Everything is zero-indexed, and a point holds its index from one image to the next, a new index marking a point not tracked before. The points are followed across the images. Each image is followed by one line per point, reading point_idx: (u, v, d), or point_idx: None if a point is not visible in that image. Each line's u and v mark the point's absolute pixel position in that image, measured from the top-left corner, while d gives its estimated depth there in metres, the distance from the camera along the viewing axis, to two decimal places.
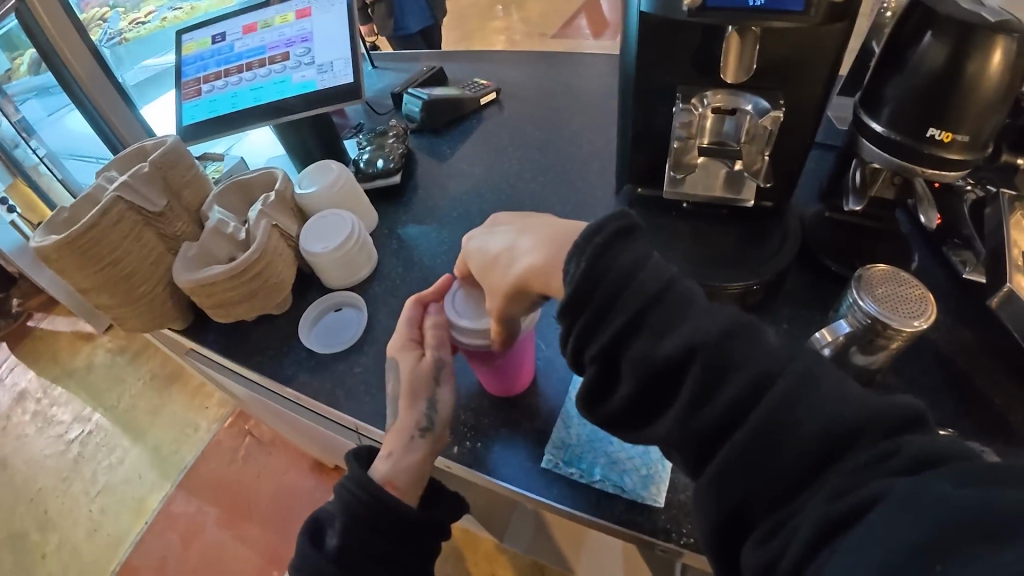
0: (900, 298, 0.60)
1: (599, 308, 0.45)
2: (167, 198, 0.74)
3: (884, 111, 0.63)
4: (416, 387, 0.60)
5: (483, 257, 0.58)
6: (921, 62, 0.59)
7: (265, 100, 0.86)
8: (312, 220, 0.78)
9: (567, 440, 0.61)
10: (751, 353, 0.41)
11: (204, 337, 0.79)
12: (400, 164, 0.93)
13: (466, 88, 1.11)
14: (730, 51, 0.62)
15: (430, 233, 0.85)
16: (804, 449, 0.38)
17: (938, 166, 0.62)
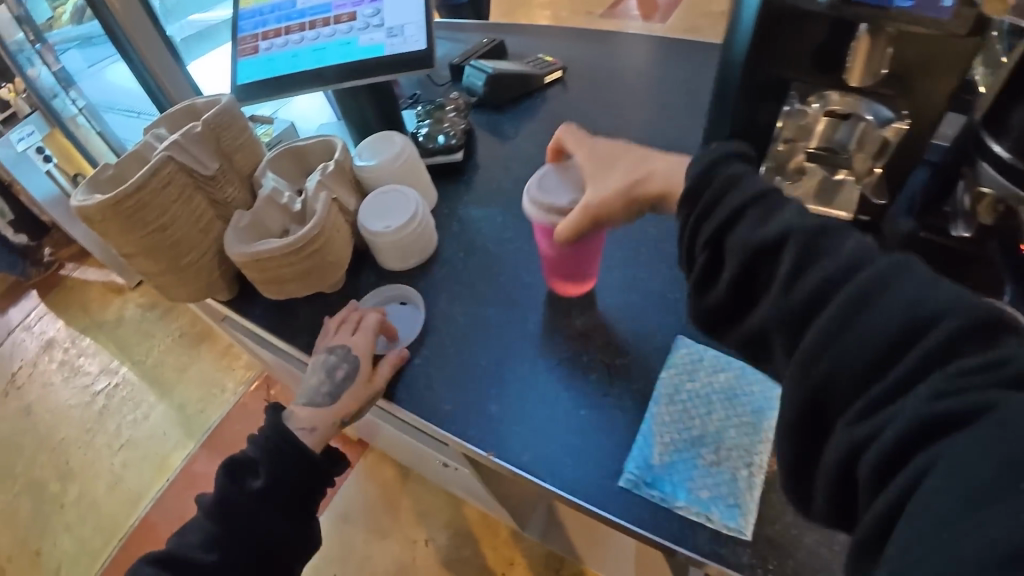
0: None
1: (704, 206, 0.46)
2: (219, 161, 0.69)
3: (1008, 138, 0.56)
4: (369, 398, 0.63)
5: (602, 159, 0.57)
6: None
7: (328, 62, 0.81)
8: (371, 195, 0.72)
9: (650, 460, 0.56)
10: (847, 246, 0.40)
11: (251, 311, 0.74)
12: (462, 141, 0.87)
13: (530, 65, 1.05)
14: (858, 51, 0.55)
15: (494, 217, 0.79)
16: (889, 348, 0.36)
17: None
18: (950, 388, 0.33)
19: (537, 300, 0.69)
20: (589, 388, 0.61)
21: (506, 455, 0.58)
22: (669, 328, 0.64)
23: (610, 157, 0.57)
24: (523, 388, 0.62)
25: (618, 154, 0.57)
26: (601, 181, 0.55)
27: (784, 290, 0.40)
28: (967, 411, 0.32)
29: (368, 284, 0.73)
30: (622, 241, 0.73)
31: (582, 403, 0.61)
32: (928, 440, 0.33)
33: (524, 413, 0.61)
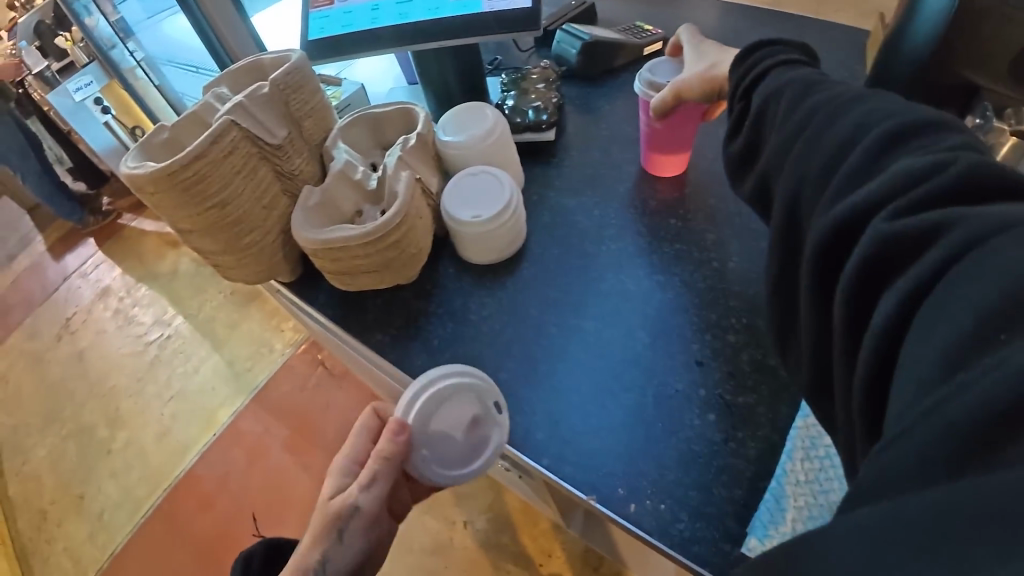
0: None
1: (740, 66, 0.52)
2: (288, 128, 0.60)
3: None
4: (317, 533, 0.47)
5: (704, 48, 0.61)
6: None
7: (413, 18, 0.71)
8: (459, 177, 0.62)
9: (783, 527, 0.45)
10: (839, 86, 0.42)
11: (315, 297, 0.66)
12: (554, 118, 0.77)
13: (629, 33, 0.93)
14: None
15: (590, 208, 0.69)
16: (843, 162, 0.37)
17: None
18: (913, 202, 0.32)
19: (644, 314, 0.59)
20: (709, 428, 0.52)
21: (605, 498, 0.49)
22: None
23: (712, 48, 0.61)
24: (626, 417, 0.53)
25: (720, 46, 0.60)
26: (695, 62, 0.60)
27: (780, 125, 0.44)
28: (928, 227, 0.30)
29: (447, 279, 0.64)
30: (745, 251, 0.62)
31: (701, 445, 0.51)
32: (891, 258, 0.32)
33: (627, 448, 0.51)
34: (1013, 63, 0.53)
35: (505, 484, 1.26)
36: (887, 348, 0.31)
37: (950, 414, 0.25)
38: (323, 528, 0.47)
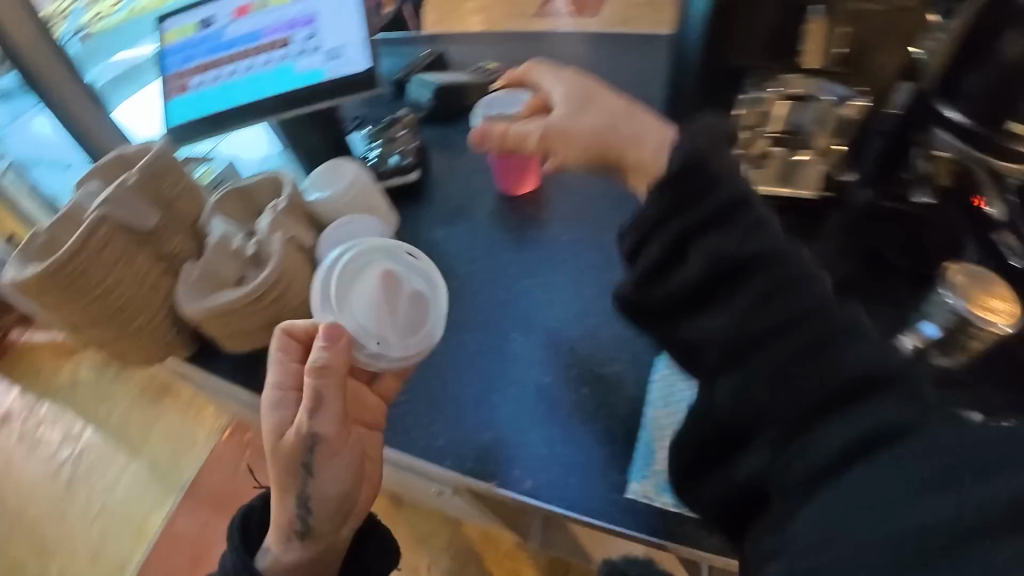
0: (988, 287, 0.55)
1: (674, 184, 0.48)
2: (160, 211, 0.64)
3: (962, 100, 0.57)
4: (284, 483, 0.55)
5: (585, 109, 0.62)
6: (1004, 50, 0.52)
7: (266, 93, 0.76)
8: (328, 230, 0.68)
9: (656, 466, 0.53)
10: (764, 234, 0.46)
11: (216, 366, 0.69)
12: (417, 160, 0.83)
13: (477, 74, 1.01)
14: (813, 35, 0.57)
15: (459, 235, 0.76)
16: (808, 384, 0.41)
17: (1010, 159, 0.56)
18: (838, 399, 0.40)
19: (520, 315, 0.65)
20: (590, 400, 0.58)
21: (507, 481, 0.55)
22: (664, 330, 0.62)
23: (593, 112, 0.62)
24: (515, 408, 0.59)
25: (603, 109, 0.62)
26: (568, 124, 0.62)
27: (709, 263, 0.47)
28: (883, 437, 0.38)
29: None
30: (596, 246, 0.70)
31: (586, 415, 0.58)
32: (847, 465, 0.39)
33: (520, 436, 0.57)
34: (767, 40, 0.58)
35: (455, 517, 1.29)
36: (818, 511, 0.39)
37: (910, 524, 0.35)
38: (289, 473, 0.54)
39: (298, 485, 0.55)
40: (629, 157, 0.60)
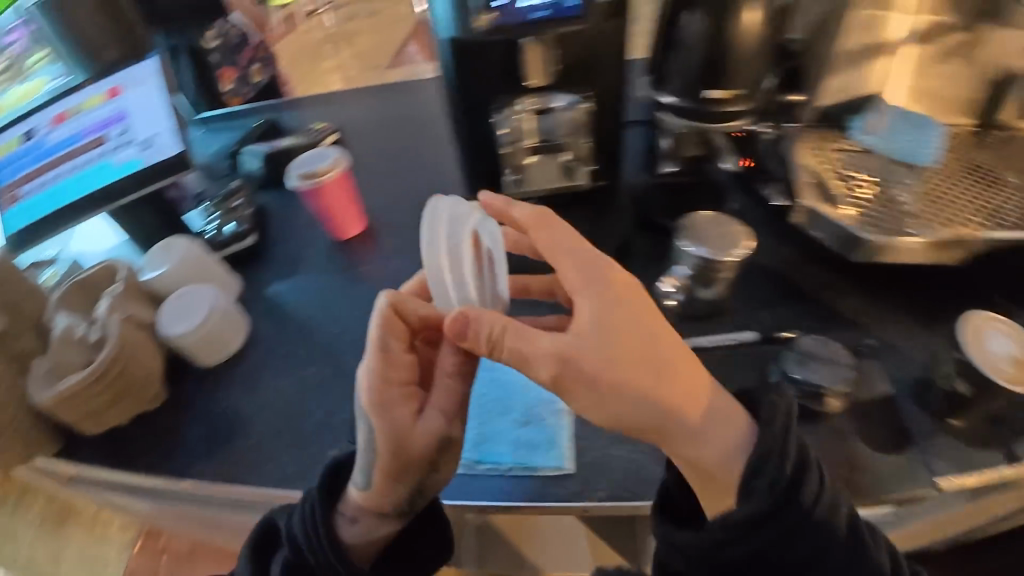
0: (719, 234, 0.67)
1: (752, 524, 0.48)
2: (4, 316, 0.69)
3: (673, 83, 0.69)
4: (399, 468, 0.55)
5: (620, 330, 0.50)
6: (689, 37, 0.65)
7: (88, 189, 0.82)
8: (165, 303, 0.73)
9: (477, 439, 0.65)
10: (809, 531, 0.48)
11: (81, 454, 0.72)
12: (252, 224, 0.85)
13: (305, 135, 0.97)
14: (532, 59, 0.66)
15: (297, 284, 0.82)
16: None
17: (722, 120, 0.69)
18: None
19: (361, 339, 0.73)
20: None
21: None
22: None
23: (633, 320, 0.51)
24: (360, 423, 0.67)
25: (559, 235, 0.56)
26: (595, 352, 0.49)
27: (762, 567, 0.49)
28: None
29: (194, 389, 0.74)
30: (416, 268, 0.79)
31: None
32: None
33: None
34: (504, 74, 0.68)
35: None
36: None
37: None
38: (401, 467, 0.55)
39: (408, 472, 0.55)
40: (678, 392, 0.51)
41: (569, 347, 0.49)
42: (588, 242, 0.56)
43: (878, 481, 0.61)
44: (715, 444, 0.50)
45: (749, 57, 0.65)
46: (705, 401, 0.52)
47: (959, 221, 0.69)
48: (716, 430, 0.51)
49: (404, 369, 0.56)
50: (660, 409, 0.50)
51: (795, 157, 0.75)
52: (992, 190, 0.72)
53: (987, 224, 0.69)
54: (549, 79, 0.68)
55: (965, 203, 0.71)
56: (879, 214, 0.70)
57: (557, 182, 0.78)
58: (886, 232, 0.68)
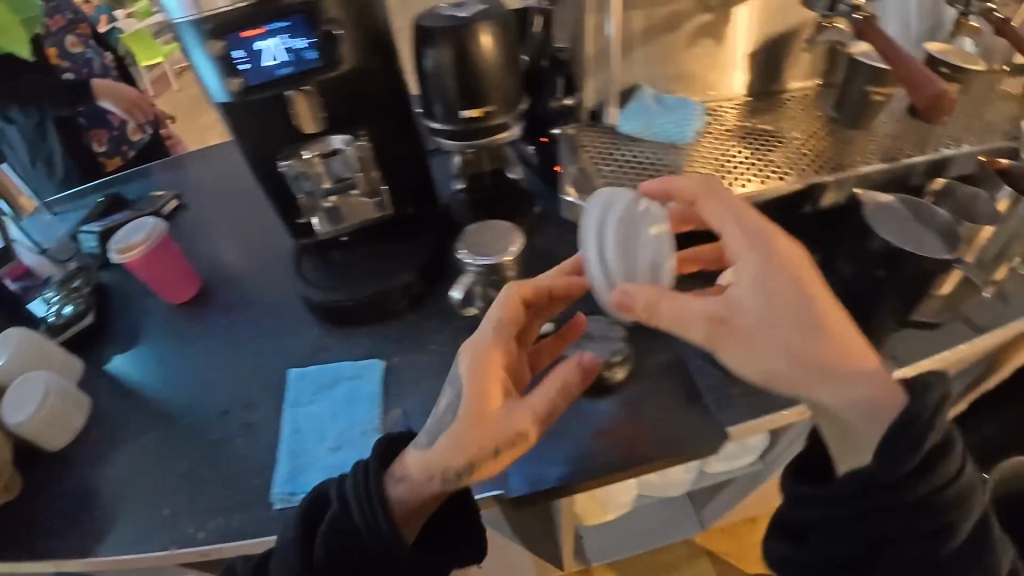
0: (492, 234, 0.68)
1: (892, 452, 0.45)
2: None
3: (438, 109, 0.72)
4: (470, 433, 0.52)
5: (787, 302, 0.48)
6: (439, 69, 0.69)
7: None
8: (6, 392, 0.73)
9: (289, 472, 0.65)
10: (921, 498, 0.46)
11: None
12: (89, 302, 0.86)
13: (144, 204, 0.98)
14: (300, 110, 0.70)
15: (134, 355, 0.83)
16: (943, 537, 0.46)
17: (491, 134, 0.74)
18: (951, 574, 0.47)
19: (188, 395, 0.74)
20: (256, 440, 0.69)
21: (188, 541, 0.64)
22: (301, 358, 0.74)
23: (794, 301, 0.48)
24: (192, 481, 0.68)
25: (728, 202, 0.54)
26: (766, 320, 0.48)
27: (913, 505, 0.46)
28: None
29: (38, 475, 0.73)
30: (242, 319, 0.80)
31: (254, 454, 0.69)
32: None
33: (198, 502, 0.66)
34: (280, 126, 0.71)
35: None
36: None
37: None
38: (478, 436, 0.52)
39: (483, 451, 0.53)
40: (831, 343, 0.48)
41: (663, 310, 0.50)
42: (755, 213, 0.53)
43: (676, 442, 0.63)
44: (857, 389, 0.47)
45: (490, 76, 0.70)
46: (846, 335, 0.48)
47: (722, 180, 0.74)
48: (845, 377, 0.48)
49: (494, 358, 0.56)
50: (819, 346, 0.47)
51: (569, 151, 0.77)
52: (746, 149, 0.78)
53: (749, 180, 0.74)
54: (318, 126, 0.71)
55: (726, 164, 0.76)
56: (651, 187, 0.73)
57: (364, 213, 0.79)
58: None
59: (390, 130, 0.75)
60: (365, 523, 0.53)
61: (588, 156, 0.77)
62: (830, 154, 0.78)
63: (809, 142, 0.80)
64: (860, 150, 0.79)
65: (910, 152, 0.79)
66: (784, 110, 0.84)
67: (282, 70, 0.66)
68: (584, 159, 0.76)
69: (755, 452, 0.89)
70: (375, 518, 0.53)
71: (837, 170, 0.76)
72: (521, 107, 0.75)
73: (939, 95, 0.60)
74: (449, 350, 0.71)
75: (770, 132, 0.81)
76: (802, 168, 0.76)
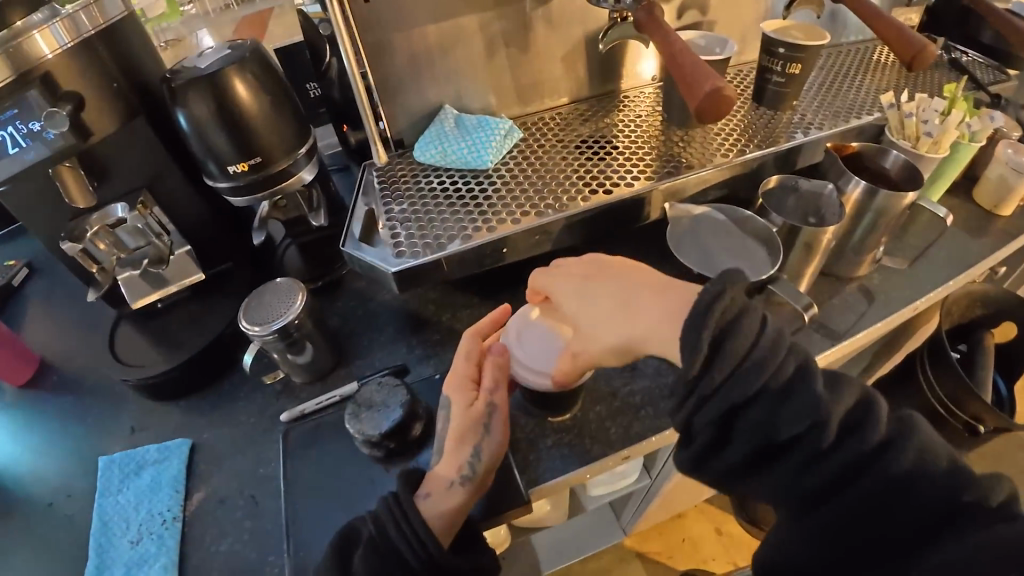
0: (272, 300, 0.67)
1: (741, 402, 0.42)
2: None
3: (212, 166, 0.67)
4: (465, 429, 0.57)
5: (584, 278, 0.56)
6: (202, 124, 0.64)
7: None
8: None
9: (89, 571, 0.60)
10: (801, 417, 0.41)
11: None
12: None
13: None
14: (69, 184, 0.62)
15: None
16: (839, 457, 0.41)
17: (279, 179, 0.70)
18: (871, 496, 0.41)
19: (7, 488, 0.71)
20: (70, 537, 0.67)
21: None
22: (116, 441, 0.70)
23: (595, 269, 0.56)
24: None
25: (587, 265, 0.57)
26: (590, 331, 0.54)
27: (809, 454, 0.41)
28: (914, 488, 0.41)
29: None
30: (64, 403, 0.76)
31: (69, 551, 0.66)
32: (870, 517, 0.41)
33: None
34: (53, 202, 0.65)
35: None
36: (889, 508, 0.41)
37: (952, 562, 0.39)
38: (469, 425, 0.57)
39: (478, 433, 0.57)
40: (650, 301, 0.51)
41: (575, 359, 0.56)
42: (607, 274, 0.56)
43: (488, 501, 0.59)
44: (655, 314, 0.50)
45: (251, 126, 0.66)
46: (645, 282, 0.53)
47: (528, 204, 0.68)
48: (653, 299, 0.51)
49: (470, 371, 0.61)
50: (639, 292, 0.52)
51: (369, 186, 0.72)
52: (565, 164, 0.73)
53: (560, 199, 0.68)
54: (92, 200, 0.64)
55: (536, 185, 0.70)
56: (449, 220, 0.67)
57: (178, 278, 0.72)
58: (456, 234, 0.66)
59: (178, 191, 0.70)
60: (404, 540, 0.49)
61: (383, 196, 0.70)
62: (656, 163, 0.72)
63: (635, 150, 0.74)
64: (690, 154, 0.73)
65: (746, 151, 0.73)
66: (614, 118, 0.78)
67: (30, 154, 0.59)
68: (377, 199, 0.70)
69: (635, 472, 0.86)
70: (410, 527, 0.50)
71: (659, 179, 0.70)
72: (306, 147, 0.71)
73: (714, 92, 0.54)
74: (257, 422, 0.67)
75: (594, 144, 0.75)
76: (623, 180, 0.70)
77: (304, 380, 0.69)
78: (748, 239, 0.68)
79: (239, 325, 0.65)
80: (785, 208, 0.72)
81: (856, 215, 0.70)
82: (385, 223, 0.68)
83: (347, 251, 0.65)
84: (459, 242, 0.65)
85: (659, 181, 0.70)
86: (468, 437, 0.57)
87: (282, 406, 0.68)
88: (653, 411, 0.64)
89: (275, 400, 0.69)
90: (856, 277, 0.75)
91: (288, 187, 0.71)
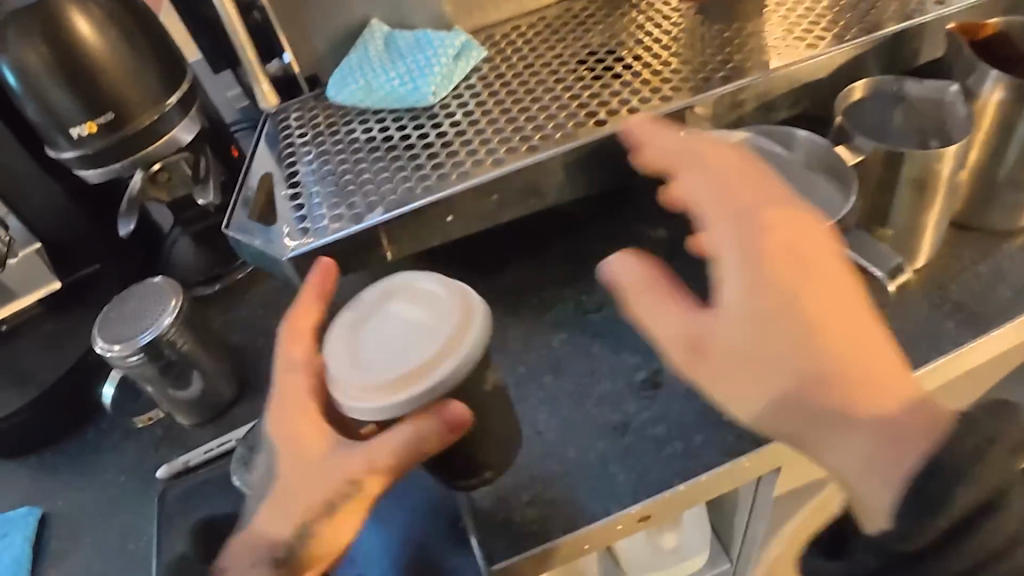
0: (131, 315, 0.46)
1: None
2: None
3: (54, 133, 0.48)
4: (297, 490, 0.36)
5: (783, 311, 0.30)
6: (21, 68, 0.45)
7: None
8: None
9: None
10: None
11: None
12: None
13: None
14: None
15: None
16: None
17: (150, 144, 0.50)
18: None
19: None
20: None
21: None
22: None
23: (814, 304, 0.30)
24: None
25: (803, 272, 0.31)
26: (740, 387, 0.31)
27: None
28: None
29: None
30: None
31: None
32: None
33: None
34: None
35: None
36: None
37: None
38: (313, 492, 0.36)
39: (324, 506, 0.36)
40: (851, 397, 0.30)
41: (476, 377, 0.35)
42: (825, 318, 0.30)
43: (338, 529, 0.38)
44: (853, 448, 0.30)
45: (92, 70, 0.46)
46: (872, 363, 0.30)
47: (490, 145, 0.45)
48: (868, 405, 0.30)
49: (309, 398, 0.37)
50: (858, 385, 0.30)
51: (266, 142, 0.50)
52: (553, 83, 0.49)
53: (535, 134, 0.45)
54: None
55: (502, 117, 0.47)
56: (371, 178, 0.45)
57: (29, 290, 0.53)
58: (378, 200, 0.44)
59: (19, 171, 0.51)
60: None
61: (288, 146, 0.49)
62: (683, 73, 0.48)
63: (652, 57, 0.49)
64: (734, 59, 0.48)
65: (819, 47, 0.48)
66: (624, 14, 0.53)
67: None
68: (282, 150, 0.49)
69: (707, 549, 0.60)
70: None
71: (684, 96, 0.46)
72: (185, 96, 0.51)
73: None
74: (127, 483, 0.48)
75: (594, 51, 0.50)
76: (631, 101, 0.46)
77: (186, 417, 0.49)
78: (815, 175, 0.42)
79: (94, 346, 0.45)
80: (891, 126, 0.45)
81: (1017, 126, 0.43)
82: (286, 191, 0.46)
83: (231, 235, 0.45)
84: (380, 211, 0.43)
85: (684, 99, 0.45)
86: (313, 505, 0.36)
87: (162, 460, 0.48)
88: (682, 450, 0.41)
89: (155, 449, 0.49)
90: (1014, 231, 0.48)
91: (162, 153, 0.51)
